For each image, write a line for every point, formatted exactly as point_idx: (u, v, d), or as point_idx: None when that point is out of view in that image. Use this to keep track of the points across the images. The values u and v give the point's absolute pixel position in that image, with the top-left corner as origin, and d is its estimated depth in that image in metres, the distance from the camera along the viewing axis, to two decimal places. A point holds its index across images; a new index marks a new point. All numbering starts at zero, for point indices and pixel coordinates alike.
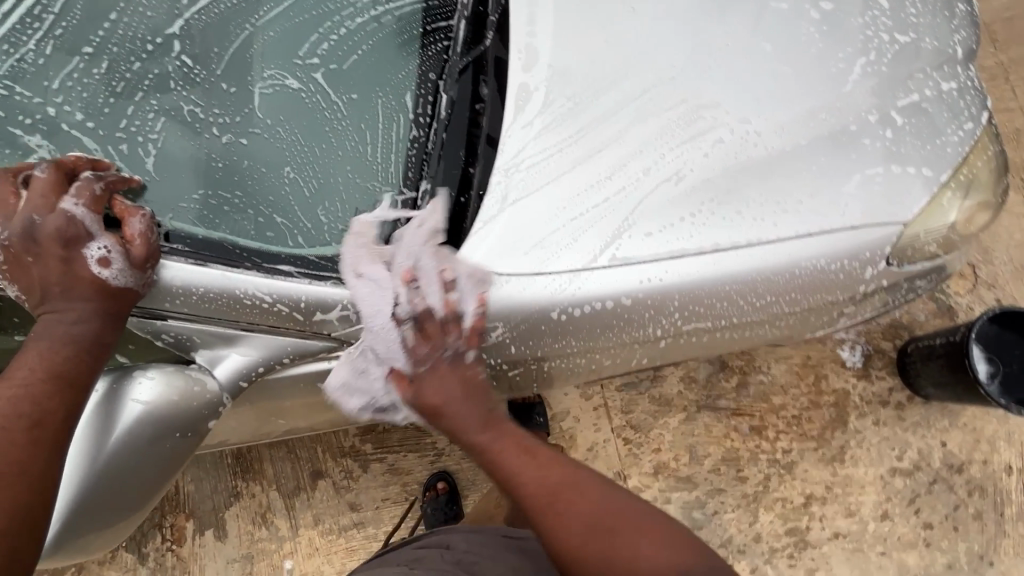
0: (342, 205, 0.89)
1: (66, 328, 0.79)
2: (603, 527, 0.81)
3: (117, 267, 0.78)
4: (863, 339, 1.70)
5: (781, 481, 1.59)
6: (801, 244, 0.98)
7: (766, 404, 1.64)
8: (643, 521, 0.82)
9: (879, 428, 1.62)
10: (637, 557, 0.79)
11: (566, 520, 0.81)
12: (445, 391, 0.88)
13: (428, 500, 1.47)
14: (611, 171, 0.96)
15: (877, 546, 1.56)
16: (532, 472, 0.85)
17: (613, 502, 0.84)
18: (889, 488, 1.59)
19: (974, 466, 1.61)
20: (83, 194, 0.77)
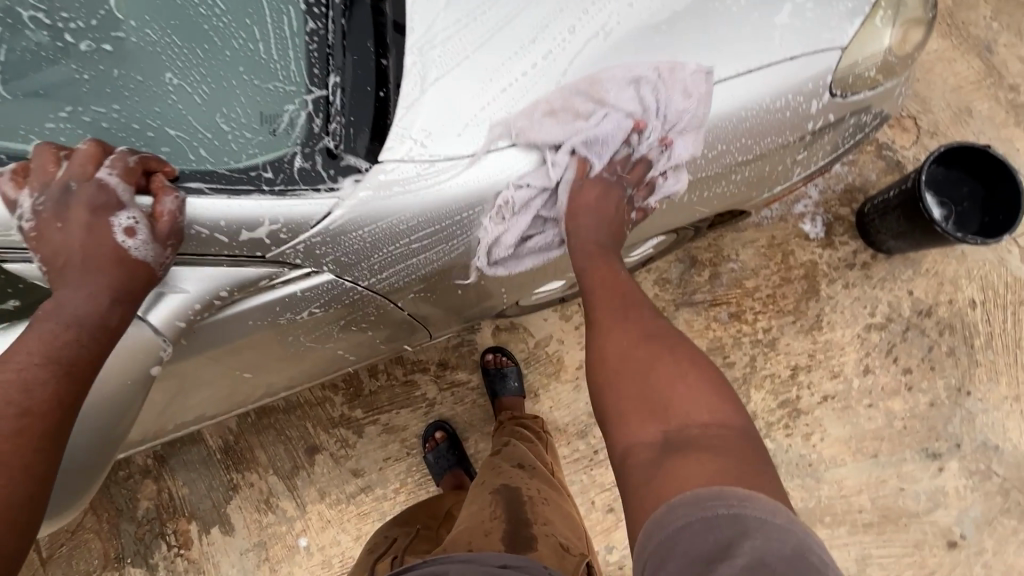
0: (243, 110, 0.77)
1: (74, 306, 0.72)
2: (653, 347, 0.74)
3: (142, 240, 0.72)
4: (823, 209, 1.76)
5: (767, 358, 1.65)
6: (747, 83, 0.84)
7: (740, 289, 1.69)
8: (703, 376, 0.71)
9: (849, 290, 1.71)
10: (668, 387, 0.70)
11: (620, 330, 0.77)
12: (603, 202, 0.84)
13: (429, 450, 1.54)
14: (534, 34, 0.81)
15: (864, 400, 1.65)
16: (615, 284, 0.82)
17: (682, 347, 0.74)
18: (867, 344, 1.68)
19: (941, 307, 1.71)
20: (119, 164, 0.71)
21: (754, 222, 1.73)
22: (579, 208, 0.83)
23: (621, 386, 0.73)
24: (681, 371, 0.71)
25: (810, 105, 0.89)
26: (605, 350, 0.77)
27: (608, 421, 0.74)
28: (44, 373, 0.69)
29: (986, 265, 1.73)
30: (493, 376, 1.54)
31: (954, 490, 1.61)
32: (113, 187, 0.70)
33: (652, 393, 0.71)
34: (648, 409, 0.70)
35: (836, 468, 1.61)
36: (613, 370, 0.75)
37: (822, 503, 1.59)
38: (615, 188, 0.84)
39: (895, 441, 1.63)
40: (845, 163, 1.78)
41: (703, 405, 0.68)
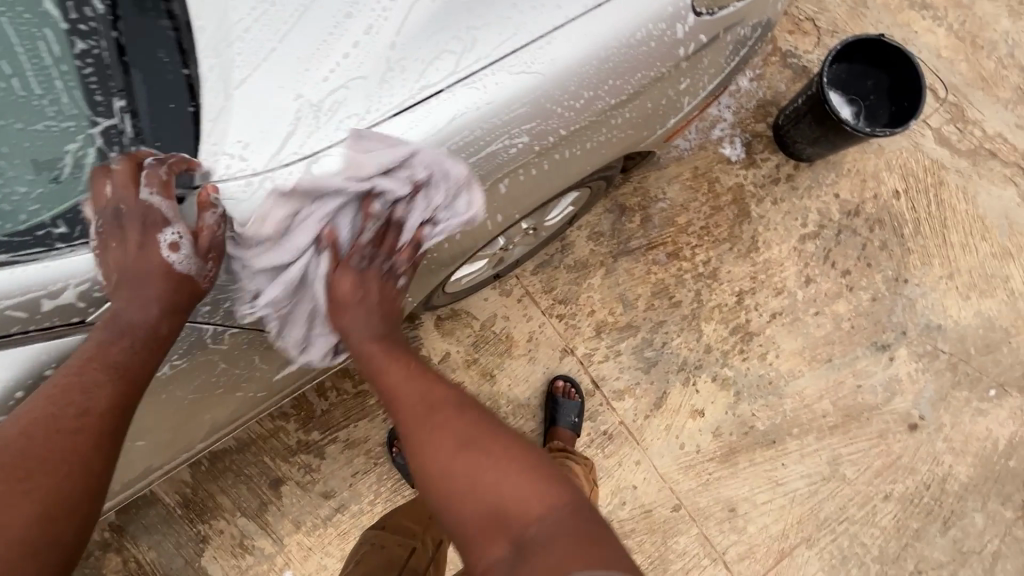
0: (15, 161, 0.68)
1: (129, 317, 0.72)
2: (472, 445, 0.76)
3: (187, 253, 0.71)
4: (740, 130, 1.73)
5: (711, 290, 1.65)
6: (595, 20, 0.79)
7: (674, 227, 1.67)
8: (521, 459, 0.75)
9: (778, 206, 1.71)
10: (498, 487, 0.72)
11: (437, 442, 0.77)
12: (356, 287, 0.82)
13: (398, 454, 1.50)
14: (350, 7, 0.74)
15: (810, 309, 1.67)
16: (419, 394, 0.83)
17: (497, 437, 0.77)
18: (804, 255, 1.69)
19: (868, 204, 1.73)
20: (154, 180, 0.68)
21: (675, 157, 1.70)
22: (340, 298, 0.82)
23: (454, 505, 0.73)
24: (500, 467, 0.73)
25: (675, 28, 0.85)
26: (428, 469, 0.76)
27: (460, 544, 0.72)
28: (106, 376, 0.71)
29: (903, 154, 1.76)
30: (557, 404, 1.51)
31: (906, 376, 1.67)
32: (156, 207, 0.69)
33: (488, 507, 0.71)
34: (487, 521, 0.70)
35: (796, 381, 1.63)
36: (443, 489, 0.74)
37: (789, 418, 1.62)
38: (371, 269, 0.82)
39: (846, 342, 1.67)
40: (753, 78, 1.76)
41: (527, 495, 0.71)
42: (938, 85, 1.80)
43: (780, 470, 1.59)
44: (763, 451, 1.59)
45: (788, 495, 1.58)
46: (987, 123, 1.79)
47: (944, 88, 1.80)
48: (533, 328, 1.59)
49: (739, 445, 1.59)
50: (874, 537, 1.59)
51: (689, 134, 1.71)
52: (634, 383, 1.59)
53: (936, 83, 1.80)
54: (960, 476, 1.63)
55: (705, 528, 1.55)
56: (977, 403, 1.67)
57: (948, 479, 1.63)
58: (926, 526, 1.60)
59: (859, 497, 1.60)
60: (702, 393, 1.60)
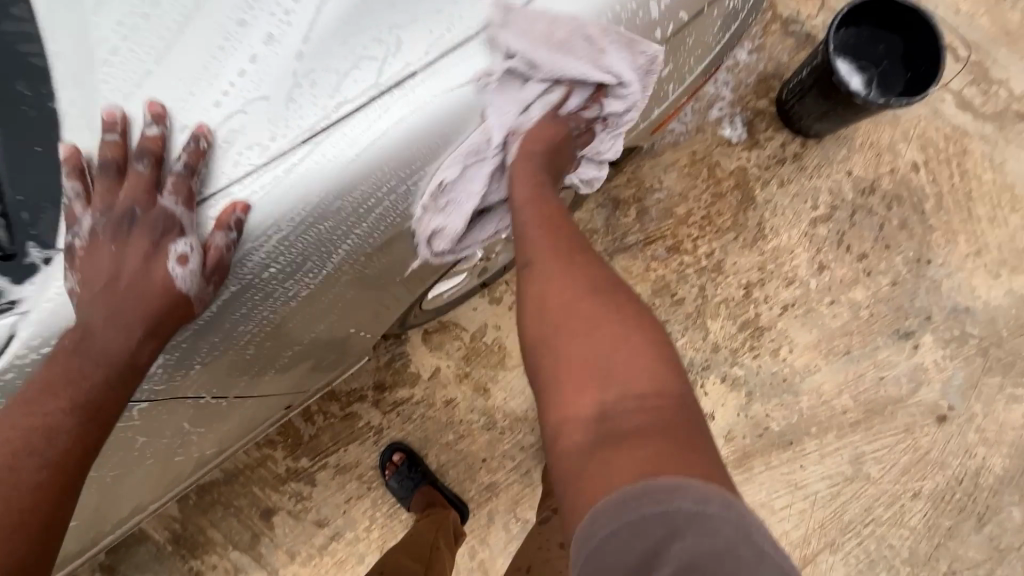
0: None
1: (104, 343, 0.66)
2: (604, 306, 0.68)
3: (191, 270, 0.65)
4: (741, 107, 1.60)
5: (716, 284, 1.54)
6: (534, 13, 0.69)
7: (673, 219, 1.56)
8: (647, 342, 0.66)
9: (786, 188, 1.58)
10: (617, 354, 0.65)
11: (562, 287, 0.70)
12: (547, 138, 0.75)
13: (390, 476, 1.42)
14: (241, 14, 0.66)
15: (825, 298, 1.55)
16: (555, 231, 0.74)
17: (630, 308, 0.69)
18: (816, 240, 1.57)
19: (884, 180, 1.59)
20: (177, 186, 0.64)
21: (671, 142, 1.58)
22: (539, 140, 0.75)
23: (561, 348, 0.67)
24: (623, 335, 0.66)
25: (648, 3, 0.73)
26: (545, 304, 0.70)
27: (542, 383, 0.68)
28: (72, 421, 0.66)
29: (921, 122, 1.61)
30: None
31: (933, 365, 1.54)
32: (175, 217, 0.65)
33: (596, 367, 0.65)
34: (584, 373, 0.65)
35: (811, 376, 1.52)
36: (558, 328, 0.68)
37: (805, 417, 1.51)
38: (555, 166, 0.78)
39: (865, 331, 1.55)
40: (753, 50, 1.62)
41: (646, 376, 0.63)
42: (958, 43, 1.64)
43: (799, 472, 1.49)
44: (780, 454, 1.49)
45: (808, 498, 1.49)
46: (1013, 82, 1.63)
47: (964, 46, 1.64)
48: None
49: (753, 448, 1.49)
50: (903, 539, 1.49)
51: (685, 116, 1.58)
52: None
53: (955, 42, 1.64)
54: (995, 469, 1.52)
55: None
56: (1011, 389, 1.54)
57: (982, 473, 1.52)
58: (960, 524, 1.50)
59: (886, 497, 1.50)
60: (711, 396, 1.50)
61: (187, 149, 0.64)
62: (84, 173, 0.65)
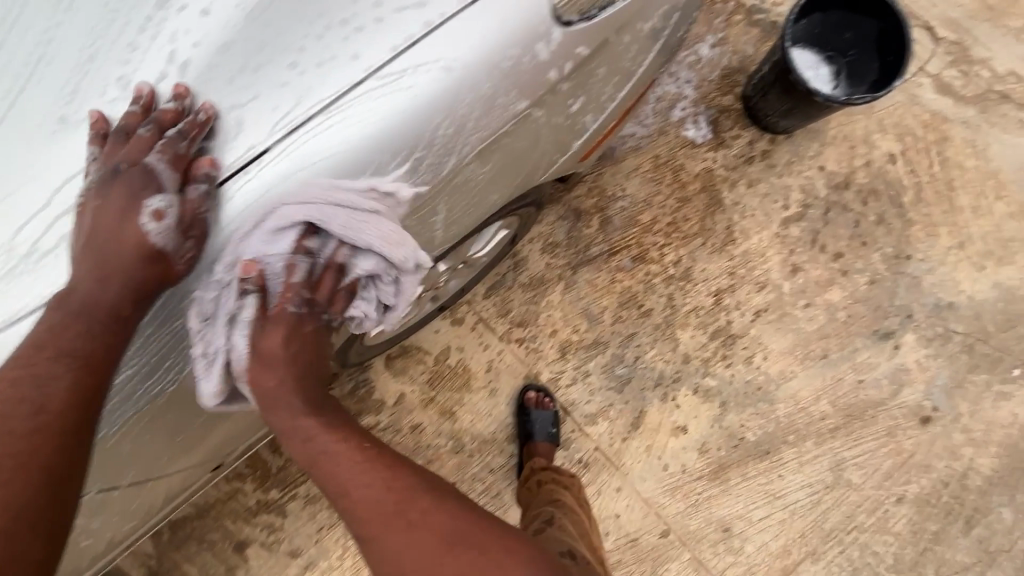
0: None
1: (85, 295, 0.59)
2: (440, 542, 0.71)
3: (168, 225, 0.59)
4: (704, 106, 1.53)
5: (685, 293, 1.49)
6: (392, 91, 0.62)
7: (638, 226, 1.50)
8: (498, 555, 0.71)
9: (755, 188, 1.52)
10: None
11: (401, 545, 0.71)
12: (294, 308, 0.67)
13: None
14: (76, 106, 0.64)
15: (799, 301, 1.49)
16: (377, 478, 0.73)
17: (460, 522, 0.73)
18: (789, 241, 1.51)
19: (859, 173, 1.52)
20: (156, 143, 0.60)
21: (632, 147, 1.52)
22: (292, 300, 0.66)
23: None
24: (492, 567, 0.69)
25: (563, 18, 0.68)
26: (401, 571, 0.71)
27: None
28: (62, 368, 0.59)
29: (897, 110, 1.53)
30: (531, 416, 1.40)
31: (915, 365, 1.49)
32: (156, 173, 0.61)
33: None
34: None
35: (788, 383, 1.48)
36: None
37: (782, 425, 1.47)
38: (308, 322, 0.69)
39: (843, 334, 1.49)
40: (715, 44, 1.54)
41: None
42: (935, 22, 1.55)
43: (777, 482, 1.46)
44: (757, 464, 1.46)
45: (787, 508, 1.45)
46: (995, 61, 1.55)
47: (941, 25, 1.55)
48: (493, 355, 1.47)
49: (728, 460, 1.46)
50: (888, 545, 1.45)
51: (645, 118, 1.52)
52: (607, 405, 1.46)
53: (932, 21, 1.55)
54: (983, 470, 1.47)
55: (697, 552, 1.43)
56: (999, 386, 1.48)
57: (969, 474, 1.47)
58: (947, 528, 1.45)
59: (868, 503, 1.46)
60: (684, 408, 1.46)
61: (164, 110, 0.61)
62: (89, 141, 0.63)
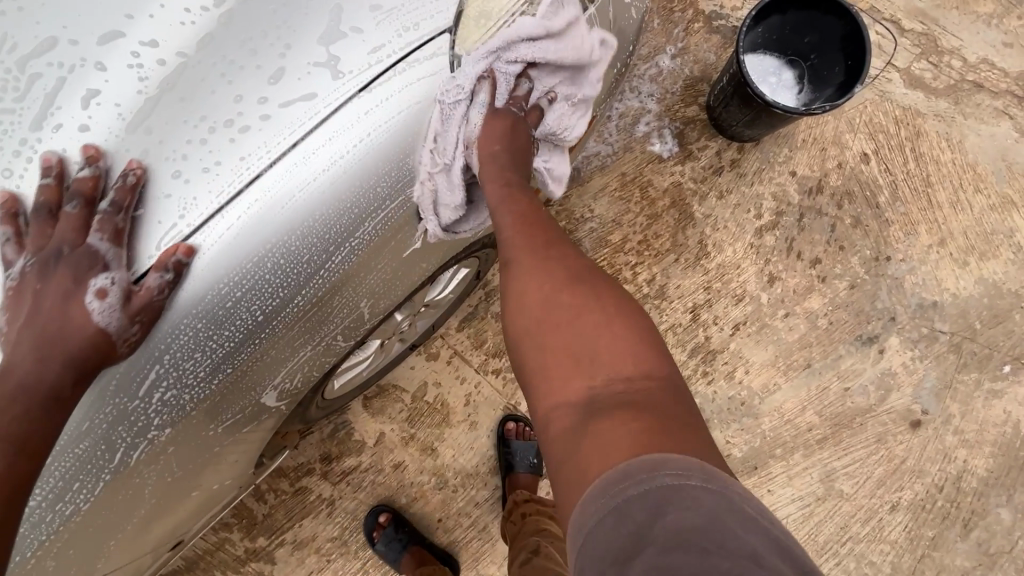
0: None
1: (20, 374, 0.59)
2: (582, 292, 0.68)
3: (117, 304, 0.59)
4: (669, 118, 1.50)
5: (661, 311, 1.46)
6: (292, 184, 0.63)
7: (608, 247, 1.48)
8: (632, 326, 0.66)
9: (726, 199, 1.48)
10: (601, 342, 0.64)
11: (540, 284, 0.69)
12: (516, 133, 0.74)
13: (378, 539, 1.40)
14: None
15: (779, 312, 1.47)
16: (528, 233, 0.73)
17: (610, 293, 0.69)
18: (764, 251, 1.47)
19: (832, 176, 1.48)
20: (103, 225, 0.60)
21: (597, 166, 1.49)
22: (497, 143, 0.72)
23: (544, 341, 0.67)
24: (621, 333, 0.65)
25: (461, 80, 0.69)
26: (531, 310, 0.69)
27: (528, 381, 0.68)
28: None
29: (867, 108, 1.49)
30: (512, 448, 1.43)
31: (901, 368, 1.46)
32: (103, 255, 0.60)
33: (577, 350, 0.65)
34: (572, 359, 0.65)
35: (771, 396, 1.45)
36: (535, 325, 0.68)
37: (769, 439, 1.44)
38: (522, 127, 0.75)
39: (825, 342, 1.46)
40: (676, 54, 1.51)
41: (620, 354, 0.63)
42: (901, 14, 1.50)
43: (767, 497, 1.43)
44: (745, 480, 1.43)
45: None
46: (966, 50, 1.50)
47: (908, 17, 1.50)
48: (471, 388, 1.46)
49: None
50: (884, 554, 1.42)
51: (609, 136, 1.49)
52: None
53: (897, 13, 1.51)
54: (978, 471, 1.44)
55: None
56: (989, 383, 1.45)
57: (964, 477, 1.43)
58: (944, 533, 1.42)
59: (862, 513, 1.43)
60: None
61: (116, 188, 0.61)
62: (16, 217, 0.62)
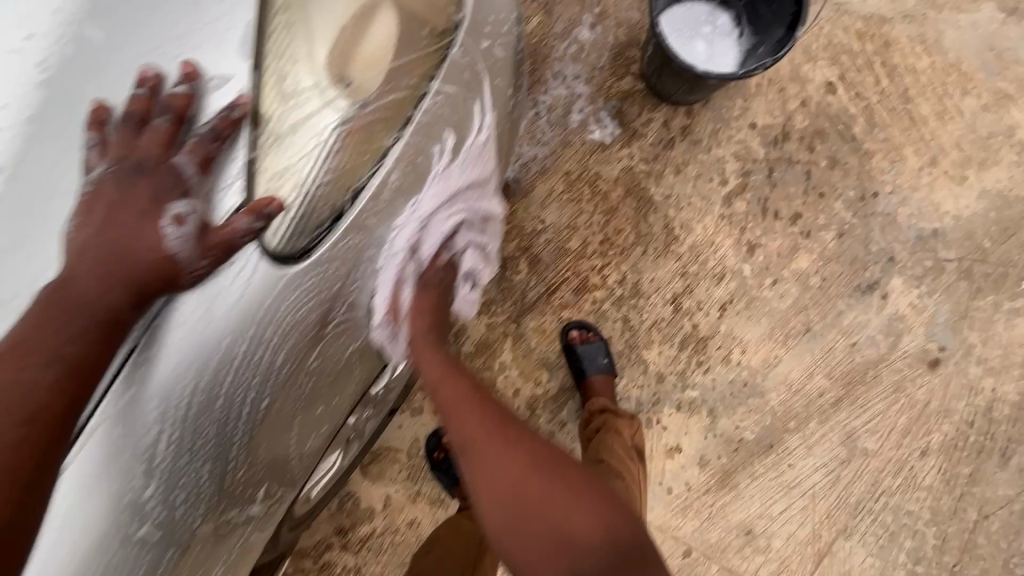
0: None
1: (83, 296, 0.56)
2: (548, 471, 0.74)
3: (196, 233, 0.58)
4: (602, 98, 1.34)
5: (640, 310, 1.36)
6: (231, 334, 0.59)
7: (569, 255, 1.36)
8: (591, 496, 0.74)
9: (685, 173, 1.34)
10: (571, 522, 0.70)
11: (495, 469, 0.73)
12: (423, 305, 0.76)
13: (438, 459, 1.40)
14: None
15: (766, 280, 1.35)
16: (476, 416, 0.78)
17: (572, 468, 0.76)
18: (736, 219, 1.34)
19: (797, 117, 1.32)
20: (196, 150, 0.59)
21: (537, 171, 1.35)
22: (418, 310, 0.76)
23: (517, 544, 0.71)
24: (582, 505, 0.72)
25: (298, 238, 0.62)
26: (491, 505, 0.73)
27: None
28: (52, 378, 0.55)
29: (822, 29, 1.31)
30: (579, 353, 1.32)
31: (909, 309, 1.34)
32: (184, 172, 0.59)
33: (552, 539, 0.70)
34: (552, 552, 0.70)
35: (774, 370, 1.36)
36: (504, 524, 0.72)
37: (780, 414, 1.37)
38: (434, 281, 0.78)
39: (821, 300, 1.35)
40: (595, 23, 1.34)
41: (590, 529, 0.70)
42: None
43: (789, 472, 1.37)
44: (763, 460, 1.37)
45: (806, 495, 1.38)
46: None
47: None
48: None
49: (732, 465, 1.38)
50: (922, 502, 1.36)
51: (543, 136, 1.35)
52: None
53: None
54: (1009, 397, 1.35)
55: (725, 561, 1.38)
56: (1008, 304, 1.33)
57: (994, 406, 1.35)
58: (981, 467, 1.35)
59: (891, 465, 1.36)
60: (672, 428, 1.37)
61: (217, 117, 0.60)
62: (105, 126, 0.60)
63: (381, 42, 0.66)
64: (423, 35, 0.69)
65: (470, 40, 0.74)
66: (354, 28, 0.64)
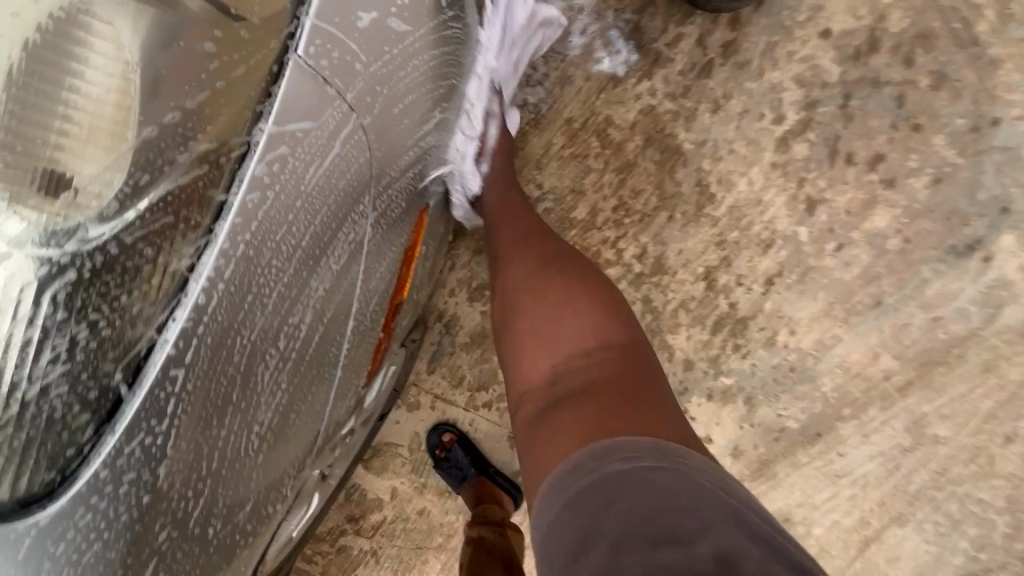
0: None
1: None
2: (561, 292, 0.80)
3: None
4: (613, 13, 1.00)
5: (666, 288, 1.10)
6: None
7: (574, 227, 1.07)
8: (606, 331, 0.75)
9: (726, 107, 1.02)
10: (575, 326, 0.75)
11: (519, 266, 0.85)
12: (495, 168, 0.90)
13: (439, 461, 1.26)
14: None
15: (828, 245, 1.06)
16: (533, 254, 0.86)
17: (585, 300, 0.78)
18: (794, 168, 1.03)
19: (891, 16, 0.98)
20: None
21: (531, 118, 1.04)
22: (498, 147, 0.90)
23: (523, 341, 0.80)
24: (596, 326, 0.75)
25: (36, 471, 0.40)
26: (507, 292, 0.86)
27: (522, 364, 0.79)
28: None
29: None
30: None
31: (1019, 274, 1.04)
32: None
33: (552, 337, 0.77)
34: (548, 343, 0.77)
35: (831, 352, 1.12)
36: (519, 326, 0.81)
37: (834, 401, 1.15)
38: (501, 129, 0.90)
39: (900, 268, 1.06)
40: None
41: (588, 336, 0.74)
42: None
43: (839, 462, 1.18)
44: (809, 450, 1.18)
45: (856, 484, 1.19)
46: None
47: None
48: (467, 424, 1.29)
49: (772, 454, 1.18)
50: (997, 491, 1.17)
51: (534, 73, 1.02)
52: None
53: None
54: None
55: None
56: None
57: None
58: None
59: (964, 454, 1.16)
60: (702, 419, 1.17)
61: None
62: None
63: (94, 106, 0.39)
64: (210, 68, 0.42)
65: (336, 27, 0.48)
66: (35, 98, 0.37)
